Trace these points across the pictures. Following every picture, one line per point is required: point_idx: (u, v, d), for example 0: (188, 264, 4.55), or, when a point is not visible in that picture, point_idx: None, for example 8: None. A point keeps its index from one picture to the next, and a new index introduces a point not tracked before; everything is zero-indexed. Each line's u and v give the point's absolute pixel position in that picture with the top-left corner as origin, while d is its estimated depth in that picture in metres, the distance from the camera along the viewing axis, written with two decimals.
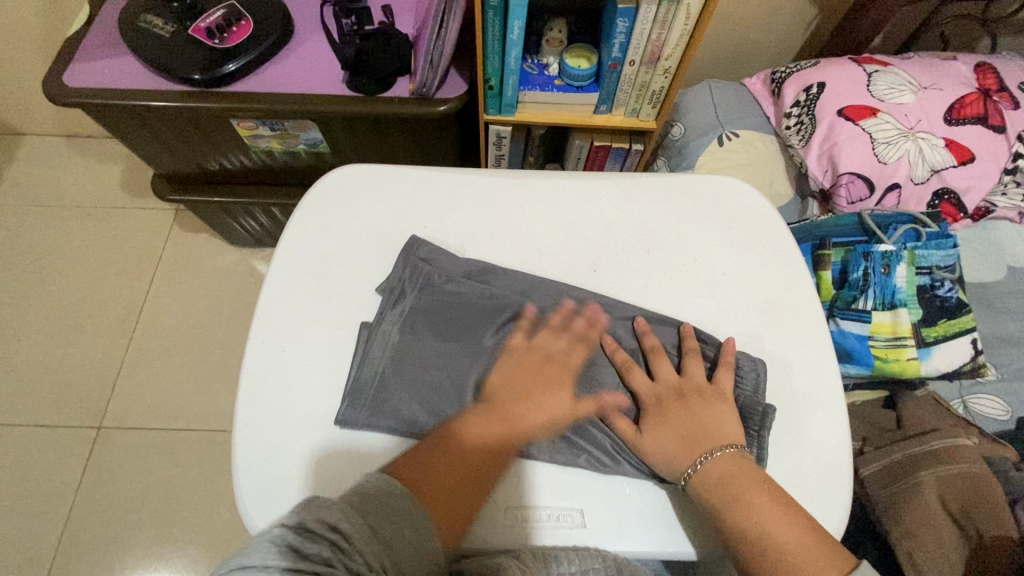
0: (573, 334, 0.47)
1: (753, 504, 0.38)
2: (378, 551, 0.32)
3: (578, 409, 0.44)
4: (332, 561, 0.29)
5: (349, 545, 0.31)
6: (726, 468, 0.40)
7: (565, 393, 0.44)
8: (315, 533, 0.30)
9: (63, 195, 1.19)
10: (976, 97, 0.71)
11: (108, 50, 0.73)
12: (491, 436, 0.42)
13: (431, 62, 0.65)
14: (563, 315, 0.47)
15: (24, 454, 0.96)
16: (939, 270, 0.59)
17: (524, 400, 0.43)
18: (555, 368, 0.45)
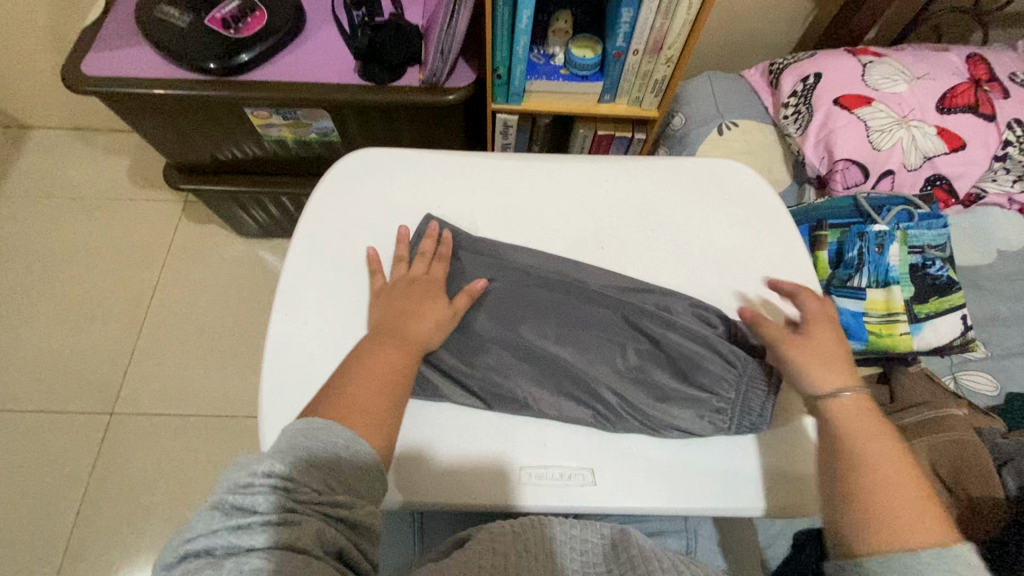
0: (432, 256, 0.51)
1: (867, 449, 0.39)
2: (322, 477, 0.34)
3: (455, 307, 0.48)
4: (279, 505, 0.31)
5: (291, 483, 0.32)
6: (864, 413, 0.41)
7: (440, 302, 0.48)
8: (253, 485, 0.31)
9: (72, 187, 1.20)
10: (967, 86, 0.74)
11: (124, 40, 0.75)
12: (394, 357, 0.43)
13: (442, 52, 0.67)
14: (431, 241, 0.51)
15: (37, 439, 0.98)
16: (931, 249, 0.62)
17: (405, 318, 0.46)
18: (427, 287, 0.49)
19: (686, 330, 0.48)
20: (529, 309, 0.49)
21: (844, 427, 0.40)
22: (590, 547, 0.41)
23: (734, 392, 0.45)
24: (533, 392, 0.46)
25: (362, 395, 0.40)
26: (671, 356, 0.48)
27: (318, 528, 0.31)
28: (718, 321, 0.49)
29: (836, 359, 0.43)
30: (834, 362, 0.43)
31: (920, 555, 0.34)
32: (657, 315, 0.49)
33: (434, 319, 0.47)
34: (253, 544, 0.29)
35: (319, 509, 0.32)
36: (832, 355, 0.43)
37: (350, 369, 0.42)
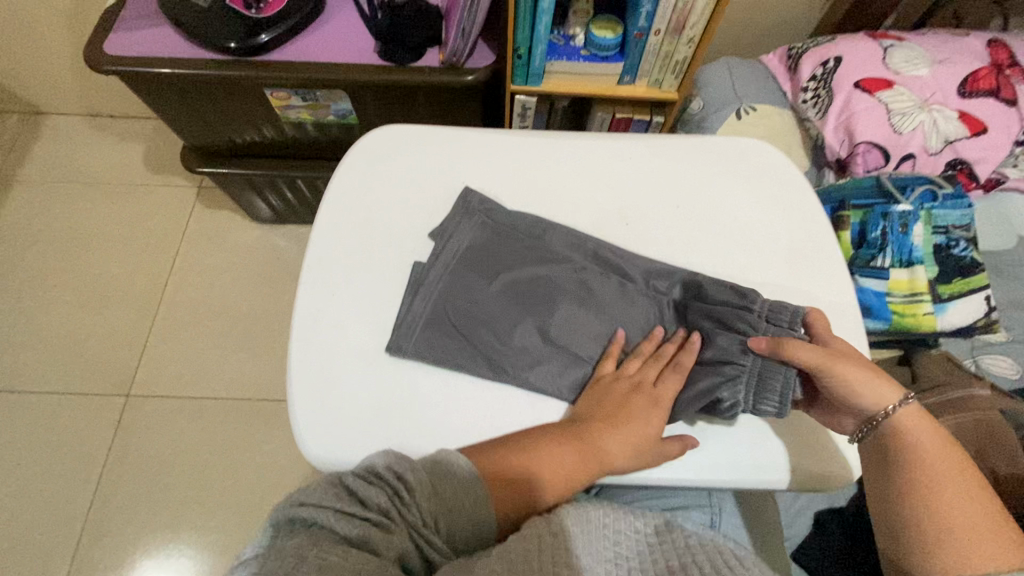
0: (661, 363, 0.47)
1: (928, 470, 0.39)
2: (432, 507, 0.36)
3: (665, 446, 0.43)
4: (390, 510, 0.34)
5: (406, 496, 0.35)
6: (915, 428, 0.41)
7: (652, 426, 0.44)
8: (378, 480, 0.35)
9: (87, 172, 1.21)
10: (989, 70, 0.73)
11: (145, 21, 0.75)
12: (570, 461, 0.41)
13: (462, 32, 0.66)
14: (651, 343, 0.48)
15: (55, 421, 0.99)
16: (955, 230, 0.62)
17: (609, 425, 0.43)
18: (642, 399, 0.45)
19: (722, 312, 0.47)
20: (564, 293, 0.49)
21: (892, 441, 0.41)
22: (624, 539, 0.41)
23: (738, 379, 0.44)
24: (558, 377, 0.47)
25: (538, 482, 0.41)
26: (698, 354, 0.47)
27: (404, 549, 0.33)
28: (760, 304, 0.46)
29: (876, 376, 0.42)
30: (878, 373, 0.42)
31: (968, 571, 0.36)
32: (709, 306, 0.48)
33: (632, 442, 0.43)
34: (348, 534, 0.32)
35: (414, 535, 0.34)
36: (863, 362, 0.43)
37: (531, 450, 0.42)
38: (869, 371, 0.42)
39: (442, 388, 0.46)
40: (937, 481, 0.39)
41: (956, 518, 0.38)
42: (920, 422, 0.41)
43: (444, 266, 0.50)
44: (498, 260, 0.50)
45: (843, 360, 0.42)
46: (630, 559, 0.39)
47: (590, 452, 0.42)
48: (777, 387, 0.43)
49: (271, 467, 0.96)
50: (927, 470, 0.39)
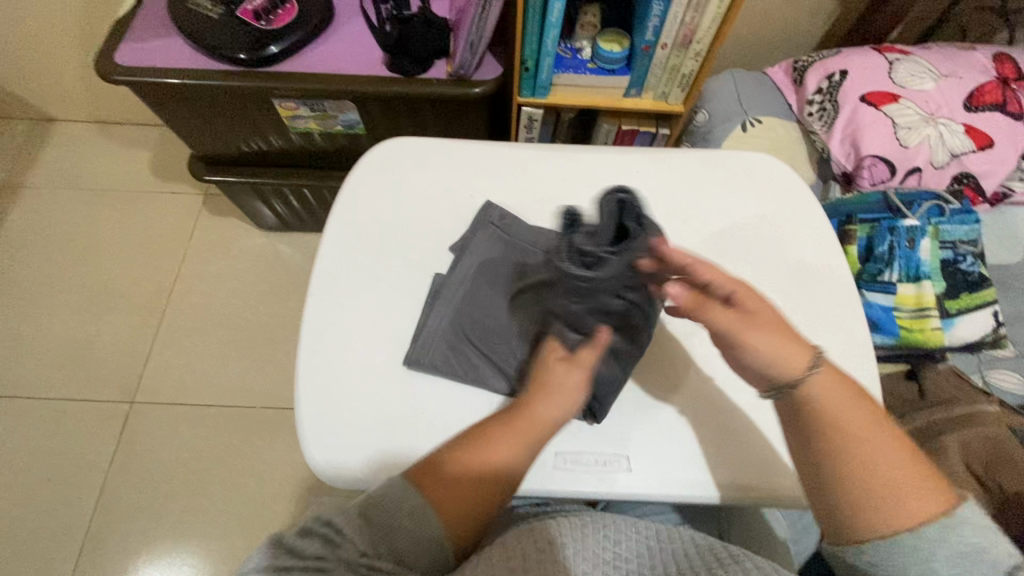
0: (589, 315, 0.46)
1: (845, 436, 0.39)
2: (371, 538, 0.36)
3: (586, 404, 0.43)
4: (323, 553, 0.35)
5: (340, 535, 0.36)
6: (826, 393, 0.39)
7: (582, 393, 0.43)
8: (312, 530, 0.36)
9: (95, 179, 1.22)
10: (994, 84, 0.73)
11: (155, 32, 0.76)
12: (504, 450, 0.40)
13: (470, 45, 0.67)
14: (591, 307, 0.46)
15: (60, 427, 0.99)
16: (963, 245, 0.62)
17: (539, 397, 0.42)
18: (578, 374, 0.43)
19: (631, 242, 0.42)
20: None
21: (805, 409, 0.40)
22: (624, 540, 0.41)
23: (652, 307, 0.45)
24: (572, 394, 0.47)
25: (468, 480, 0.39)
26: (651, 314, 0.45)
27: None
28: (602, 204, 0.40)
29: (785, 329, 0.40)
30: (792, 340, 0.40)
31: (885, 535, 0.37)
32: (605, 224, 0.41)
33: (568, 394, 0.42)
34: None
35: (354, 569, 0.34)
36: (779, 328, 0.40)
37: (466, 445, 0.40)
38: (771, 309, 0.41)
39: (453, 402, 0.46)
40: (865, 443, 0.38)
41: (874, 479, 0.38)
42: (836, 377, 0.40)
43: (461, 279, 0.49)
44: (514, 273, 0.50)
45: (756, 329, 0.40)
46: (629, 560, 0.40)
47: (527, 438, 0.41)
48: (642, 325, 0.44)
49: (273, 475, 0.96)
50: (857, 432, 0.38)
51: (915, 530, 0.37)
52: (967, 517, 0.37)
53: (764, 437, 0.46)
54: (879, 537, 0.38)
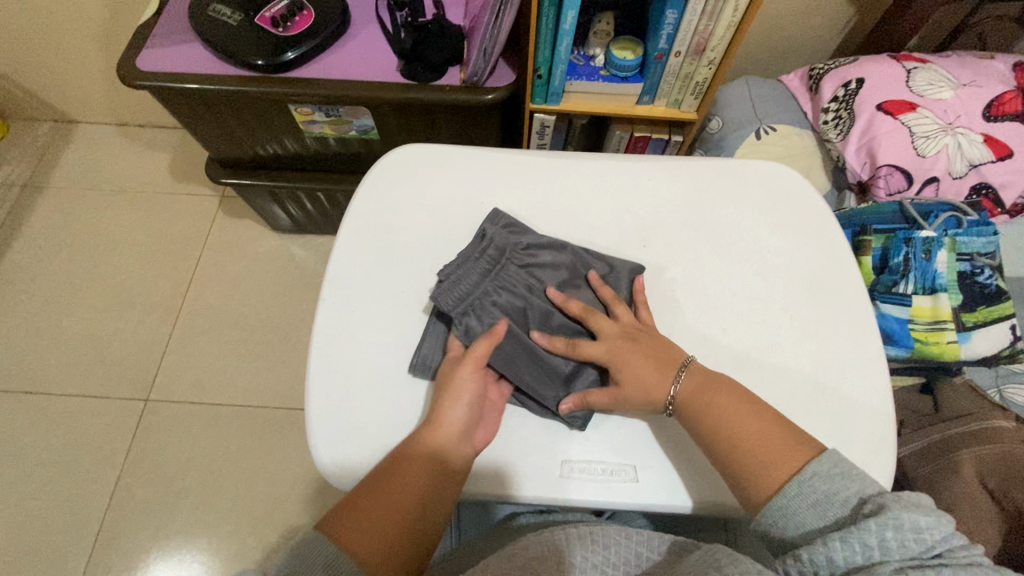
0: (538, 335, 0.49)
1: (732, 431, 0.42)
2: None
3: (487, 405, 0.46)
4: None
5: None
6: (689, 394, 0.43)
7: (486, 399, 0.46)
8: None
9: (115, 180, 1.24)
10: (1014, 94, 0.72)
11: (176, 38, 0.78)
12: (419, 470, 0.41)
13: (484, 52, 0.67)
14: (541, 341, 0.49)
15: (76, 423, 1.01)
16: (980, 257, 0.61)
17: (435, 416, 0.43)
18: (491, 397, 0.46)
19: (538, 269, 0.51)
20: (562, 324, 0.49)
21: (689, 415, 0.43)
22: (614, 545, 0.40)
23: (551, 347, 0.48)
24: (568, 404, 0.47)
25: (384, 507, 0.39)
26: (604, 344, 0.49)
27: None
28: (496, 237, 0.50)
29: (657, 361, 0.45)
30: (652, 356, 0.45)
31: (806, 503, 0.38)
32: (511, 252, 0.50)
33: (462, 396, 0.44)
34: None
35: None
36: (652, 358, 0.45)
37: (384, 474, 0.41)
38: (646, 350, 0.45)
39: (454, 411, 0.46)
40: (714, 422, 0.42)
41: (763, 463, 0.40)
42: (702, 375, 0.44)
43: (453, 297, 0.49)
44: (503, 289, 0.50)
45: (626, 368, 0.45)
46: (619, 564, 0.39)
47: (441, 452, 0.42)
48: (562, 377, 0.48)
49: (284, 476, 0.97)
50: (707, 416, 0.42)
51: (780, 494, 0.39)
52: (819, 470, 0.39)
53: None
54: (758, 513, 0.40)
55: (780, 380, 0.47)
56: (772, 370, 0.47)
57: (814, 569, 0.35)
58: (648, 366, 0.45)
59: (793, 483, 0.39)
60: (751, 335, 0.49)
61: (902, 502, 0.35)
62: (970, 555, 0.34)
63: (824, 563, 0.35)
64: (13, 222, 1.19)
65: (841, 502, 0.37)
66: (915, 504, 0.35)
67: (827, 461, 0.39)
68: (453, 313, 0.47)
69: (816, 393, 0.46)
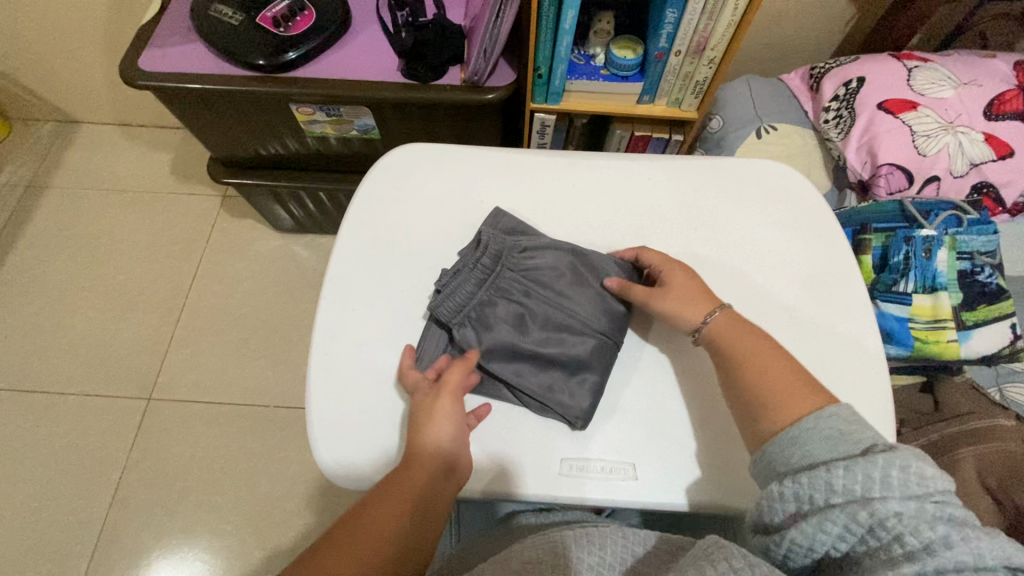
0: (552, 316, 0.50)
1: (754, 358, 0.43)
2: None
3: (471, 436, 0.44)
4: None
5: None
6: (724, 322, 0.45)
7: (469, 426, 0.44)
8: None
9: (117, 180, 1.25)
10: (1016, 93, 0.72)
11: (178, 38, 0.78)
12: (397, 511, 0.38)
13: (484, 52, 0.67)
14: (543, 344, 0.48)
15: (79, 422, 1.01)
16: (981, 256, 0.60)
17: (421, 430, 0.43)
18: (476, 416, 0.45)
19: (535, 272, 0.50)
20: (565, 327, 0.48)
21: (718, 337, 0.45)
22: (610, 544, 0.40)
23: (563, 328, 0.48)
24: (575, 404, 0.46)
25: (359, 555, 0.36)
26: (612, 332, 0.48)
27: None
28: (490, 241, 0.50)
29: (699, 290, 0.48)
30: (698, 284, 0.48)
31: (814, 435, 0.38)
32: (506, 257, 0.50)
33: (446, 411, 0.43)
34: None
35: None
36: (694, 283, 0.48)
37: (358, 519, 0.38)
38: (692, 279, 0.48)
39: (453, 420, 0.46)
40: (743, 356, 0.44)
41: (778, 393, 0.41)
42: (737, 318, 0.46)
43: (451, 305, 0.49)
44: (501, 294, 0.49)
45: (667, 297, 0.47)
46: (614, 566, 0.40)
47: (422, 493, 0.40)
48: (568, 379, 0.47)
49: (285, 475, 0.97)
50: (740, 349, 0.44)
51: (793, 426, 0.39)
52: (839, 413, 0.39)
53: None
54: (767, 441, 0.40)
55: None
56: None
57: (811, 491, 0.35)
58: (690, 291, 0.47)
59: (810, 417, 0.39)
60: None
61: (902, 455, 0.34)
62: (969, 516, 0.32)
63: (821, 488, 0.35)
64: (16, 222, 1.20)
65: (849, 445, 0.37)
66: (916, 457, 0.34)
67: (844, 410, 0.39)
68: (451, 325, 0.48)
69: None
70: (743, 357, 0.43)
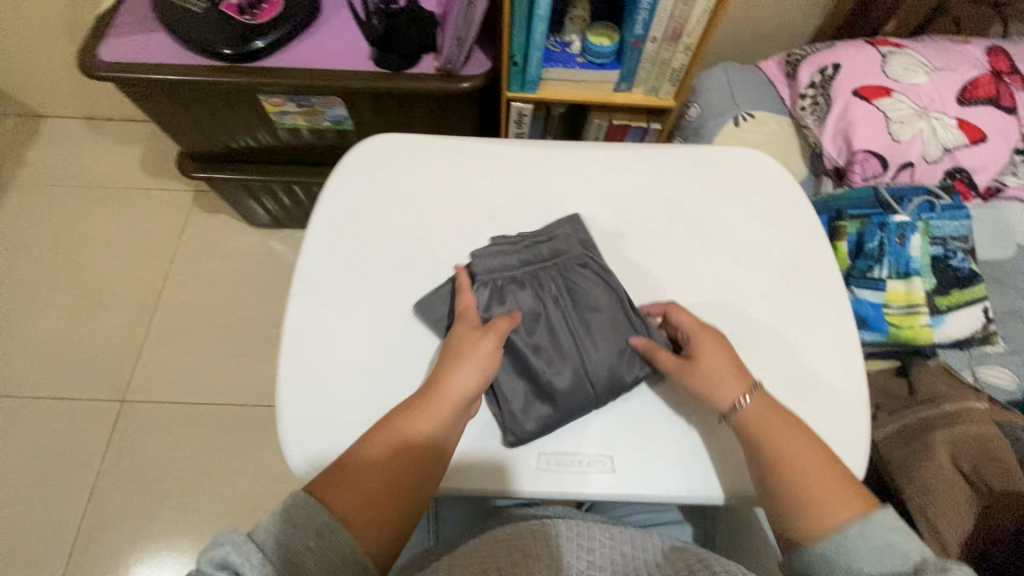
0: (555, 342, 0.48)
1: (786, 449, 0.41)
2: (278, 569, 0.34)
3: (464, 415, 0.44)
4: None
5: None
6: (757, 410, 0.42)
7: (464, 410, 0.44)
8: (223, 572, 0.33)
9: (83, 176, 1.21)
10: (988, 78, 0.72)
11: (139, 27, 0.75)
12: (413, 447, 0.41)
13: (458, 39, 0.66)
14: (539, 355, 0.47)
15: (51, 426, 0.99)
16: (953, 241, 0.62)
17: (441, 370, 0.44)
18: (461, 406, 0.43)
19: (581, 291, 0.49)
20: (569, 350, 0.47)
21: (749, 428, 0.42)
22: (599, 547, 0.41)
23: (556, 355, 0.47)
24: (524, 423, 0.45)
25: (372, 478, 0.39)
26: (603, 389, 0.45)
27: None
28: (561, 239, 0.50)
29: (732, 368, 0.44)
30: (735, 361, 0.45)
31: (859, 545, 0.37)
32: (567, 260, 0.50)
33: (465, 360, 0.44)
34: None
35: None
36: (729, 362, 0.44)
37: (378, 439, 0.41)
38: (724, 347, 0.45)
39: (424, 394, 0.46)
40: (781, 449, 0.41)
41: (813, 492, 0.39)
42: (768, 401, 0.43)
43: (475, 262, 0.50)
44: (532, 283, 0.49)
45: (694, 369, 0.44)
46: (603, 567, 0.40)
47: (433, 435, 0.41)
48: (532, 402, 0.45)
49: (267, 474, 0.96)
50: (777, 442, 0.41)
51: (838, 533, 0.38)
52: (887, 520, 0.38)
53: None
54: (808, 544, 0.38)
55: (756, 367, 0.47)
56: (749, 358, 0.47)
57: None
58: (723, 369, 0.44)
59: (856, 525, 0.38)
60: (728, 321, 0.49)
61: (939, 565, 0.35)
62: None
63: None
64: None
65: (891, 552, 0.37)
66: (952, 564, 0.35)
67: (888, 520, 0.38)
68: (475, 280, 0.49)
69: (791, 378, 0.46)
70: (776, 450, 0.41)
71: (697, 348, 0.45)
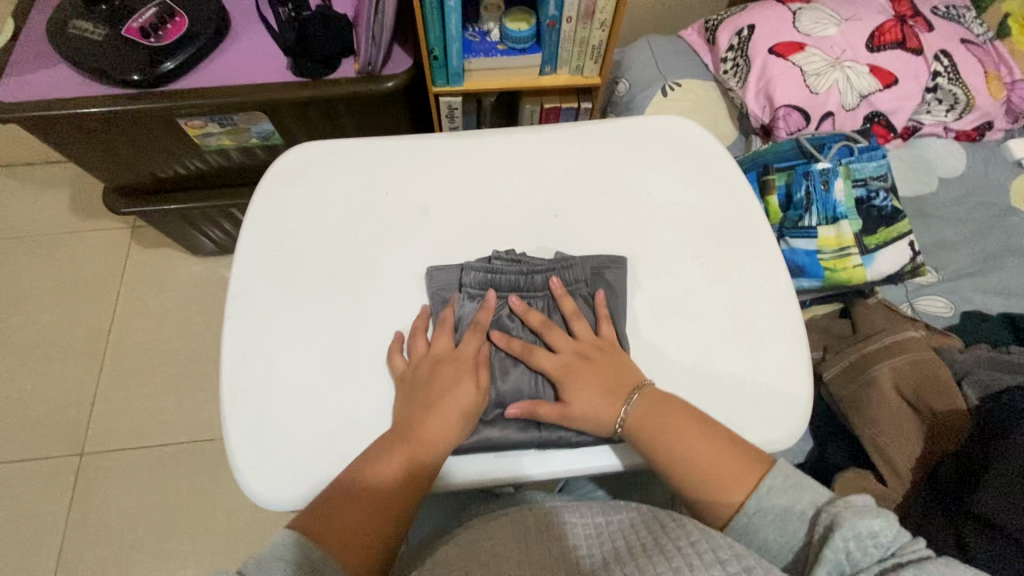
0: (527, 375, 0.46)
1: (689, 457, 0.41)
2: None
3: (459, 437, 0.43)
4: None
5: None
6: (645, 425, 0.42)
7: (458, 430, 0.42)
8: None
9: (9, 226, 1.15)
10: (893, 23, 0.75)
11: (37, 62, 0.71)
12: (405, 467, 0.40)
13: (373, 39, 0.65)
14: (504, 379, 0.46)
15: (8, 491, 0.94)
16: (874, 181, 0.64)
17: (424, 410, 0.42)
18: (439, 424, 0.42)
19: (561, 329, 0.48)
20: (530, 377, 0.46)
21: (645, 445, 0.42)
22: (574, 530, 0.40)
23: (510, 384, 0.46)
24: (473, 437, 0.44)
25: (360, 506, 0.38)
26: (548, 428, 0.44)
27: None
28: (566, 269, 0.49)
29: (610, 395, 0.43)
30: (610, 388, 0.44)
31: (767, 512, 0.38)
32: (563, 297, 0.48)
33: (455, 407, 0.43)
34: None
35: None
36: (610, 386, 0.44)
37: (368, 466, 0.40)
38: (603, 371, 0.44)
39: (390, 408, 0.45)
40: (694, 449, 0.41)
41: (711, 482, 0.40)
42: (660, 399, 0.42)
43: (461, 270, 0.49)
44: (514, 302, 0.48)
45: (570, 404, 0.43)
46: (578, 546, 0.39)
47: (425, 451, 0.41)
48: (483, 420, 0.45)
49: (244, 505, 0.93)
50: (683, 446, 0.41)
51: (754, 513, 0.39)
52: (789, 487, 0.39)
53: (704, 390, 0.45)
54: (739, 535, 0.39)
55: (698, 326, 0.48)
56: (689, 319, 0.48)
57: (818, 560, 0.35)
58: (599, 396, 0.43)
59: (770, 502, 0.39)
60: (667, 286, 0.49)
61: (853, 508, 0.36)
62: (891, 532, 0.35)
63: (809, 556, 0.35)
64: None
65: (799, 515, 0.38)
66: (872, 510, 0.36)
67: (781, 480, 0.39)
68: (465, 290, 0.48)
69: (731, 332, 0.48)
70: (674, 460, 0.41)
71: (570, 389, 0.44)
